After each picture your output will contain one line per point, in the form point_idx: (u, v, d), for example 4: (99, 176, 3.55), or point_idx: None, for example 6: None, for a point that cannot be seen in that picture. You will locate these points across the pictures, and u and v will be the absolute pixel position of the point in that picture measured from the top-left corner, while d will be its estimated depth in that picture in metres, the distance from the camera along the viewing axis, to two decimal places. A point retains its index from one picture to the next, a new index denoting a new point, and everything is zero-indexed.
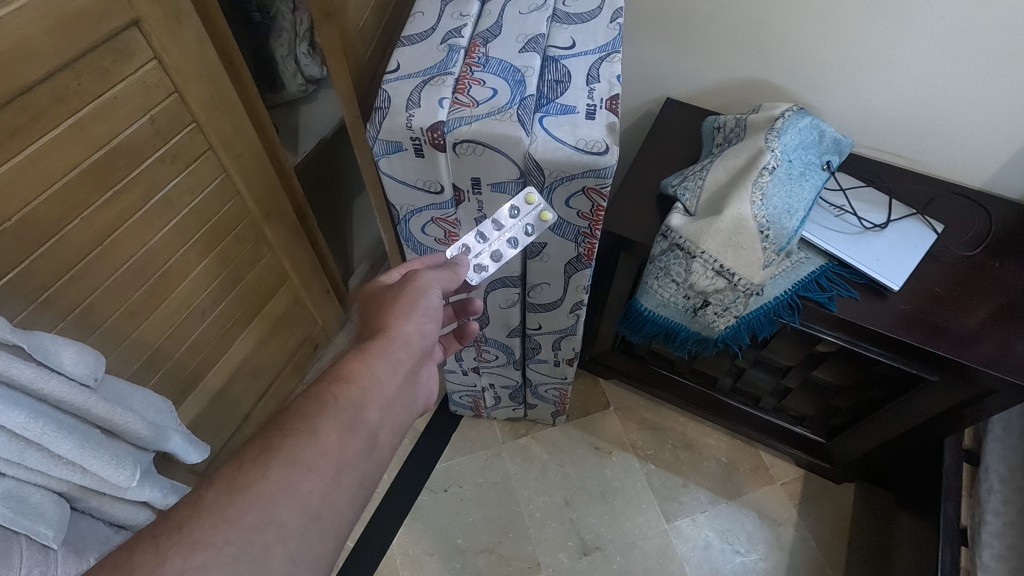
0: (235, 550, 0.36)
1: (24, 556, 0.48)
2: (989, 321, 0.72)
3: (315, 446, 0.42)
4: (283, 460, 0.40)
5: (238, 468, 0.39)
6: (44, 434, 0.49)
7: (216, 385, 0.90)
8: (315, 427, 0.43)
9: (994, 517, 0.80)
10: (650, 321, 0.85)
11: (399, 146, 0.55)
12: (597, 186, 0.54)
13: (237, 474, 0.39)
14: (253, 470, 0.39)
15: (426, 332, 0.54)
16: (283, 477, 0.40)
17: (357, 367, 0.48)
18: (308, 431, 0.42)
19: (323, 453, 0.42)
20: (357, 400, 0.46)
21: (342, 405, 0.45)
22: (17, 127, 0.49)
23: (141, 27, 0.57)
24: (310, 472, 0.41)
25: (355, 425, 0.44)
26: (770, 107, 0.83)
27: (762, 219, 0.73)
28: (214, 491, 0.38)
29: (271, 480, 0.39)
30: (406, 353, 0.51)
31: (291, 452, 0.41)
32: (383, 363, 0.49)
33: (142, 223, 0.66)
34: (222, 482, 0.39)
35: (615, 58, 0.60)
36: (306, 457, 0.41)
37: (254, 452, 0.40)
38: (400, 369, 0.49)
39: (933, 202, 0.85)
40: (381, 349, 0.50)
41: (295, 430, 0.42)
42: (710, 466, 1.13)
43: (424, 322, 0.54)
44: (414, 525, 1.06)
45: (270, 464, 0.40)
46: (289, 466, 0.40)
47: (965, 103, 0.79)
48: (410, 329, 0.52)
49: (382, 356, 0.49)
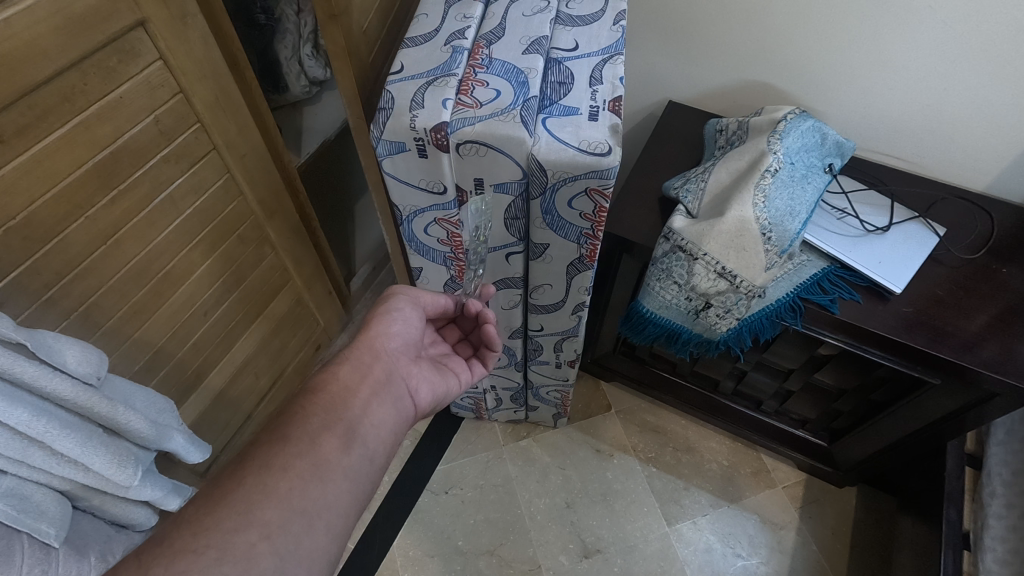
0: (216, 553, 0.37)
1: (25, 556, 0.48)
2: (992, 325, 0.72)
3: (288, 448, 0.45)
4: (258, 465, 0.43)
5: (215, 483, 0.42)
6: (48, 432, 0.50)
7: (219, 385, 0.91)
8: (286, 433, 0.46)
9: (998, 521, 0.78)
10: (652, 323, 0.85)
11: (403, 147, 0.56)
12: (600, 187, 0.54)
13: (214, 489, 0.41)
14: (230, 480, 0.42)
15: (394, 333, 0.60)
16: (258, 481, 0.42)
17: (323, 375, 0.53)
18: (278, 437, 0.45)
19: (297, 454, 0.44)
20: (327, 406, 0.49)
21: (312, 410, 0.48)
22: (23, 126, 0.50)
23: (148, 27, 0.57)
24: (287, 471, 0.43)
25: (330, 424, 0.48)
26: (772, 109, 0.83)
27: (764, 221, 0.73)
28: (194, 507, 0.40)
29: (247, 487, 0.41)
30: (371, 356, 0.56)
31: (264, 458, 0.43)
32: (348, 367, 0.54)
33: (146, 223, 0.66)
34: (202, 498, 0.41)
35: (618, 60, 0.60)
36: (281, 459, 0.44)
37: (228, 469, 0.43)
38: (366, 371, 0.55)
39: (936, 205, 0.85)
40: (345, 356, 0.55)
41: (265, 439, 0.45)
42: (711, 469, 1.12)
43: (393, 326, 0.61)
44: (414, 527, 1.05)
45: (245, 473, 0.42)
46: (263, 470, 0.43)
47: (966, 106, 0.79)
48: (379, 334, 0.59)
49: (347, 361, 0.55)
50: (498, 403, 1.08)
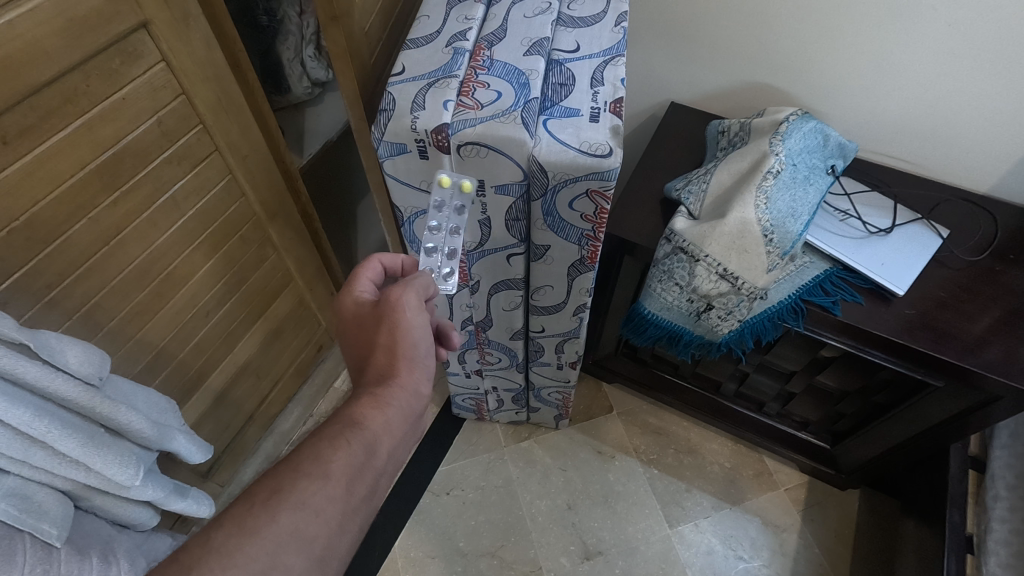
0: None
1: (27, 556, 0.47)
2: (995, 327, 0.72)
3: (325, 491, 0.44)
4: (294, 503, 0.43)
5: (248, 509, 0.42)
6: (50, 432, 0.50)
7: (221, 385, 0.90)
8: (327, 470, 0.45)
9: (1001, 524, 0.77)
10: (654, 324, 0.85)
11: (404, 148, 0.56)
12: (601, 188, 0.54)
13: (246, 516, 0.42)
14: (264, 513, 0.42)
15: (429, 367, 0.56)
16: (291, 523, 0.42)
17: (370, 413, 0.50)
18: (318, 474, 0.45)
19: (331, 499, 0.45)
20: (363, 446, 0.48)
21: (351, 446, 0.48)
22: (25, 127, 0.50)
23: (150, 30, 0.57)
24: (318, 516, 0.44)
25: (363, 470, 0.47)
26: (775, 111, 0.83)
27: (766, 222, 0.73)
28: (223, 533, 0.41)
29: (280, 523, 0.42)
30: (416, 400, 0.54)
31: (301, 495, 0.44)
32: (395, 409, 0.51)
33: (149, 224, 0.66)
34: (232, 523, 0.41)
35: (619, 61, 0.60)
36: (314, 501, 0.44)
37: (265, 493, 0.43)
38: (410, 415, 0.52)
39: (939, 207, 0.84)
40: (395, 399, 0.52)
41: (307, 472, 0.45)
42: (713, 471, 1.12)
43: (424, 359, 0.55)
44: (416, 528, 1.05)
45: (280, 507, 0.43)
46: (297, 509, 0.43)
47: (969, 108, 0.79)
48: (417, 374, 0.54)
49: (395, 404, 0.51)
50: (499, 404, 1.08)
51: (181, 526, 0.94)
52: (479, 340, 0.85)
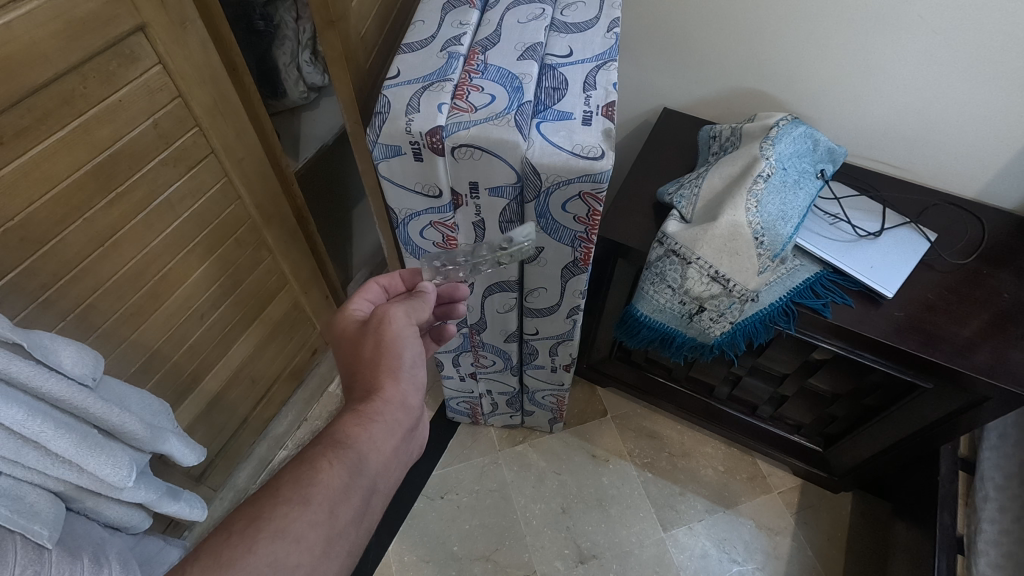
0: None
1: (19, 555, 0.46)
2: (984, 331, 0.73)
3: (306, 516, 0.45)
4: (272, 531, 0.43)
5: (226, 538, 0.42)
6: (42, 432, 0.50)
7: (215, 388, 0.90)
8: (308, 494, 0.46)
9: (990, 525, 0.78)
10: (647, 327, 0.86)
11: (398, 150, 0.56)
12: (593, 190, 0.55)
13: (224, 548, 0.42)
14: (241, 543, 0.42)
15: (417, 377, 0.57)
16: (271, 551, 0.42)
17: (354, 431, 0.51)
18: (300, 500, 0.45)
19: (313, 524, 0.45)
20: (348, 468, 0.49)
21: (335, 471, 0.48)
22: (22, 128, 0.50)
23: (147, 33, 0.58)
24: (299, 543, 0.44)
25: (347, 494, 0.48)
26: (765, 116, 0.84)
27: (757, 226, 0.74)
28: (199, 567, 0.41)
29: (258, 554, 0.42)
30: (404, 414, 0.54)
31: (280, 523, 0.44)
32: (380, 426, 0.52)
33: (144, 227, 0.66)
34: (209, 556, 0.41)
35: (611, 66, 0.61)
36: (295, 527, 0.44)
37: (242, 522, 0.43)
38: (396, 431, 0.53)
39: (927, 211, 0.86)
40: (378, 412, 0.52)
41: (287, 498, 0.45)
42: (707, 476, 1.12)
43: (410, 371, 0.56)
44: (409, 533, 1.05)
45: (257, 537, 0.43)
46: (277, 538, 0.43)
47: (955, 115, 0.81)
48: (403, 387, 0.55)
49: (379, 419, 0.52)
50: (493, 408, 1.08)
51: (174, 530, 0.94)
52: (473, 343, 0.85)
